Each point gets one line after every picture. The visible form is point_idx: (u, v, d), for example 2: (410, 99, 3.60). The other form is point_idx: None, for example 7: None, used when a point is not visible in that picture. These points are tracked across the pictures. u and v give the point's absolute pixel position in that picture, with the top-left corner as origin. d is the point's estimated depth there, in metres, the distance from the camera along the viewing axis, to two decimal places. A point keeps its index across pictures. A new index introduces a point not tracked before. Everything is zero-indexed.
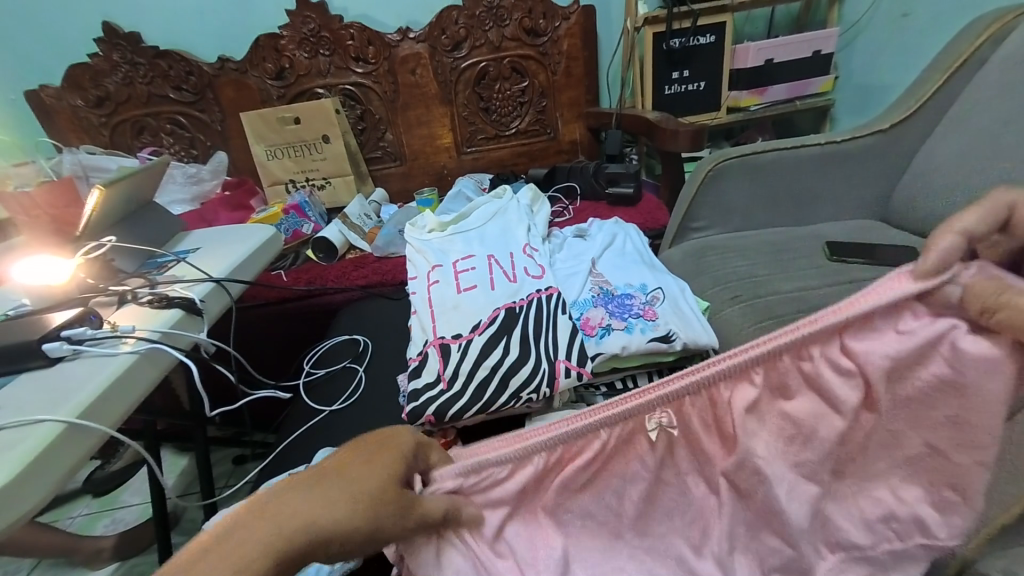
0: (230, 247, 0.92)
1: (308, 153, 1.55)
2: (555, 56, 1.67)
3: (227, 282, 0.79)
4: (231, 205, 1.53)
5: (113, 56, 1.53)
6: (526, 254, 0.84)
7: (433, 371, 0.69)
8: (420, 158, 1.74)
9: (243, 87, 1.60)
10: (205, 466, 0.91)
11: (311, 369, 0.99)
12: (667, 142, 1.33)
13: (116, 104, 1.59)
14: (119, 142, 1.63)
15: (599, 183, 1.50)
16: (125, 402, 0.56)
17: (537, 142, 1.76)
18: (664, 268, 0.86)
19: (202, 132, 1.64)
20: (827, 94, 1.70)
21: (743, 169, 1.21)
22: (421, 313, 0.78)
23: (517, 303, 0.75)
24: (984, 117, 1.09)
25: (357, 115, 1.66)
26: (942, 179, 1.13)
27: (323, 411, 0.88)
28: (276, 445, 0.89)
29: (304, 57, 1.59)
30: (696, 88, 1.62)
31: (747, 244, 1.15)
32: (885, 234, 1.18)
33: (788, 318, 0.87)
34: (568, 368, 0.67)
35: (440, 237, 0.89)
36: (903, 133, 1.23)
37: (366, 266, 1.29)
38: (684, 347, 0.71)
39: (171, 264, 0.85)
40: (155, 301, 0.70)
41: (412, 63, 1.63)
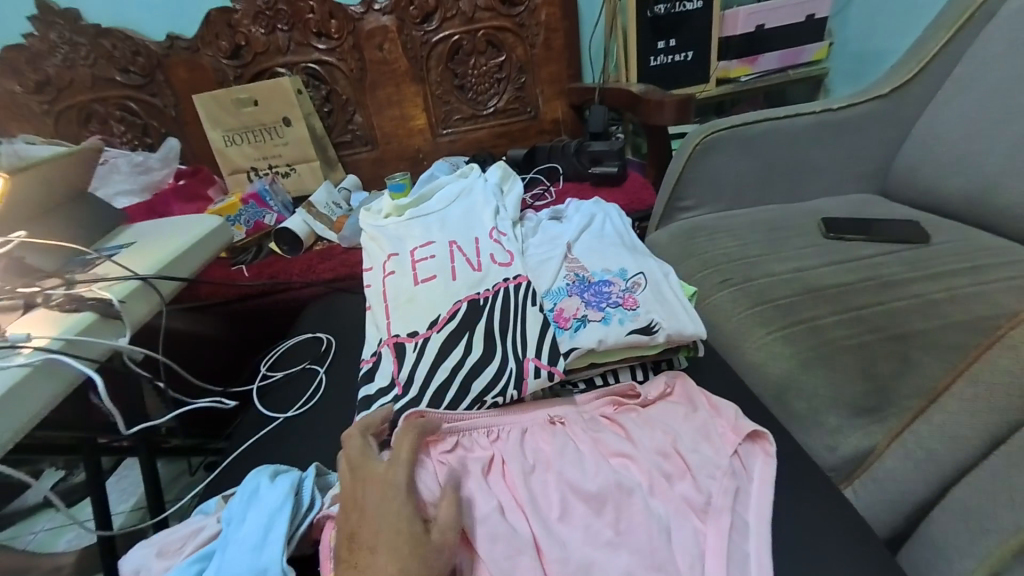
0: (168, 241, 0.83)
1: (269, 138, 1.44)
2: (533, 27, 1.56)
3: (156, 280, 0.71)
4: (186, 196, 1.43)
5: (49, 36, 1.40)
6: (493, 239, 0.76)
7: (387, 374, 0.62)
8: (393, 141, 1.63)
9: (195, 68, 1.47)
10: (153, 482, 0.83)
11: (268, 372, 0.91)
12: (651, 116, 1.24)
13: (57, 89, 1.45)
14: (65, 131, 1.50)
15: (581, 163, 1.41)
16: (13, 422, 0.49)
17: (517, 122, 1.66)
18: (646, 250, 0.79)
19: (156, 119, 1.51)
20: (820, 63, 1.61)
21: (734, 143, 1.13)
22: (376, 309, 0.71)
23: (481, 295, 0.68)
24: (989, 78, 1.01)
25: (322, 96, 1.55)
26: (944, 147, 1.06)
27: (277, 418, 0.80)
28: (226, 456, 0.81)
29: (261, 33, 1.47)
30: (684, 59, 1.52)
31: (739, 223, 1.07)
32: (884, 208, 1.11)
33: (782, 302, 0.80)
34: (537, 368, 0.60)
35: (398, 223, 0.81)
36: (903, 99, 1.15)
37: (333, 257, 1.19)
38: (667, 339, 0.64)
39: (97, 260, 0.77)
40: (65, 303, 0.62)
41: (379, 38, 1.50)
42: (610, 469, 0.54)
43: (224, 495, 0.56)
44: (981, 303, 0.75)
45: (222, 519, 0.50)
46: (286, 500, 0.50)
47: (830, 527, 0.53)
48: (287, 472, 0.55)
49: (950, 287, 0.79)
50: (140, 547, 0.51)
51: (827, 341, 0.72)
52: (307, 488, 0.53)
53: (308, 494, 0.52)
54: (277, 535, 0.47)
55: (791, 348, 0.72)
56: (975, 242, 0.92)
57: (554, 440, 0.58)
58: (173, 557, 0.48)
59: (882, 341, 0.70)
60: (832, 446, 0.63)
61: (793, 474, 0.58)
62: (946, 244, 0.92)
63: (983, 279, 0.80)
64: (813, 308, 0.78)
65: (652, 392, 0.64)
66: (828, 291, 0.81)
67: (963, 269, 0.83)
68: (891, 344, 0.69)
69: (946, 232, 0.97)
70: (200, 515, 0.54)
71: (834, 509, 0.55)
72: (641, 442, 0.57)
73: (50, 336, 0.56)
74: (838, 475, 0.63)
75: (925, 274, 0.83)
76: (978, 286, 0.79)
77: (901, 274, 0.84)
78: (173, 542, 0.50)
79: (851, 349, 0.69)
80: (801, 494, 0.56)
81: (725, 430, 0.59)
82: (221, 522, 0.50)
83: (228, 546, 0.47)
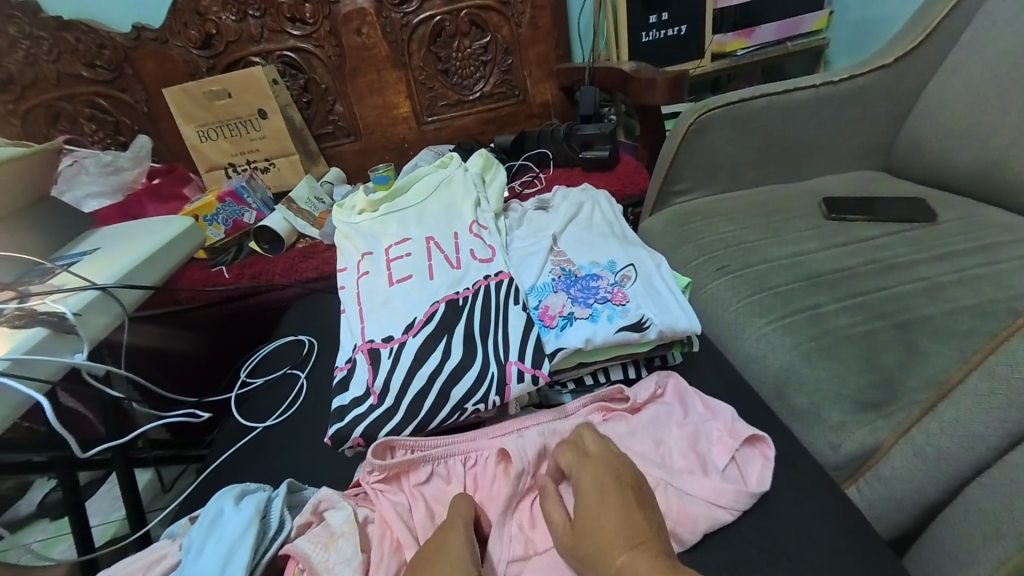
0: (132, 245, 0.79)
1: (245, 132, 1.38)
2: (518, 5, 1.48)
3: (116, 290, 0.67)
4: (162, 197, 1.38)
5: (9, 31, 1.33)
6: (474, 234, 0.72)
7: (362, 382, 0.59)
8: (376, 132, 1.57)
9: (165, 60, 1.40)
10: (131, 496, 0.81)
11: (248, 378, 0.88)
12: (643, 96, 1.18)
13: (22, 88, 1.39)
14: (34, 131, 1.44)
15: (572, 148, 1.35)
16: None
17: (505, 106, 1.59)
18: (637, 239, 0.74)
19: (127, 115, 1.45)
20: (820, 33, 1.54)
21: (730, 121, 1.07)
22: (350, 312, 0.67)
23: (460, 295, 0.63)
24: (1001, 43, 0.95)
25: (300, 86, 1.48)
26: (952, 118, 1.00)
27: (256, 428, 0.77)
28: (205, 468, 0.78)
29: (231, 20, 1.39)
30: (677, 33, 1.44)
31: (736, 206, 1.03)
32: (888, 185, 1.06)
33: (783, 289, 0.76)
34: (521, 372, 0.56)
35: (373, 219, 0.76)
36: (908, 68, 1.08)
37: (315, 256, 1.15)
38: (659, 335, 0.60)
39: (56, 269, 0.72)
40: (15, 319, 0.58)
41: (356, 22, 1.43)
42: None
43: (190, 517, 0.53)
44: (995, 285, 0.70)
45: (182, 548, 0.48)
46: (249, 526, 0.47)
47: (831, 531, 0.50)
48: (254, 492, 0.53)
49: (959, 268, 0.75)
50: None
51: (830, 330, 0.67)
52: (275, 509, 0.51)
53: (276, 516, 0.50)
54: (237, 567, 0.44)
55: (792, 339, 0.68)
56: (986, 219, 0.87)
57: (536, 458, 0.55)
58: None
59: (890, 329, 0.66)
60: (834, 445, 0.59)
61: (794, 475, 0.55)
62: (954, 222, 0.87)
63: (995, 258, 0.76)
64: (814, 295, 0.74)
65: (641, 394, 0.60)
66: (830, 276, 0.77)
67: (973, 249, 0.79)
68: (897, 332, 0.65)
69: (954, 210, 0.92)
70: (166, 539, 0.52)
71: (837, 512, 0.52)
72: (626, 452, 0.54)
73: None
74: (841, 474, 0.59)
75: (933, 255, 0.79)
76: (990, 266, 0.74)
77: (907, 256, 0.80)
78: (132, 572, 0.47)
79: (856, 338, 0.65)
80: (804, 498, 0.53)
81: (721, 433, 0.56)
82: (180, 552, 0.48)
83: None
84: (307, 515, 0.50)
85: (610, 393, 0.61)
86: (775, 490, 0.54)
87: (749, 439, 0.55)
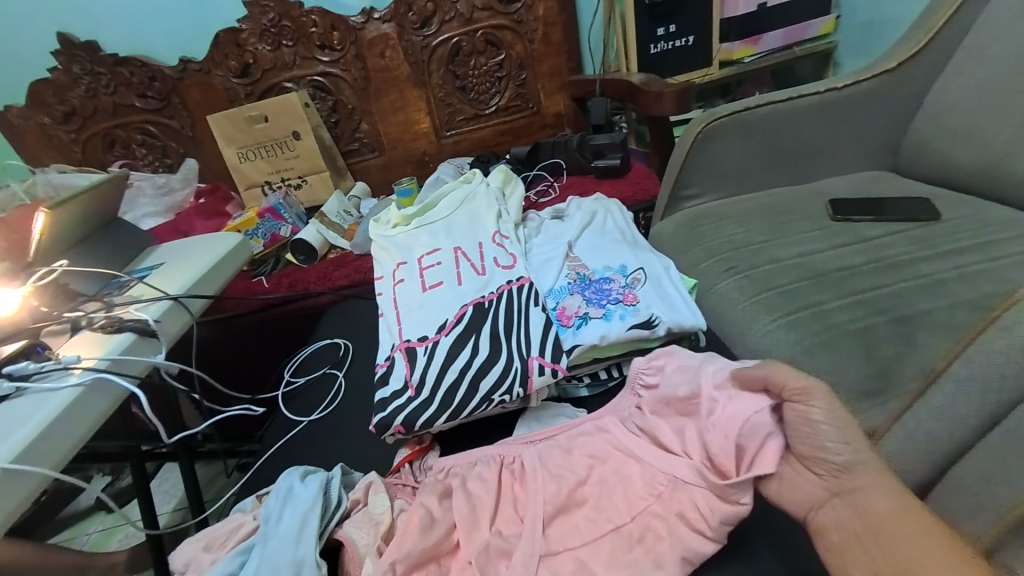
0: (192, 260, 0.88)
1: (280, 152, 1.50)
2: (531, 23, 1.56)
3: (186, 299, 0.77)
4: (206, 214, 1.50)
5: (72, 68, 1.48)
6: (496, 243, 0.79)
7: (401, 377, 0.66)
8: (399, 146, 1.66)
9: (208, 88, 1.53)
10: (192, 484, 0.90)
11: (292, 378, 0.96)
12: (651, 106, 1.23)
13: (83, 118, 1.54)
14: (92, 157, 1.59)
15: (584, 157, 1.42)
16: (71, 437, 0.55)
17: (519, 118, 1.67)
18: (647, 245, 0.80)
19: (174, 140, 1.58)
20: (828, 36, 1.56)
21: (736, 128, 1.12)
22: (388, 316, 0.74)
23: (486, 298, 0.71)
24: (1003, 45, 0.98)
25: (329, 107, 1.59)
26: (957, 119, 1.03)
27: (302, 422, 0.85)
28: (257, 459, 0.87)
29: (267, 50, 1.51)
30: (685, 43, 1.49)
31: (744, 210, 1.07)
32: (895, 185, 1.09)
33: (787, 288, 0.81)
34: (542, 366, 0.63)
35: (404, 232, 0.85)
36: (912, 70, 1.11)
37: (347, 265, 1.24)
38: (668, 332, 0.66)
39: (131, 282, 0.83)
40: (107, 325, 0.67)
41: (380, 46, 1.53)
42: (627, 486, 0.54)
43: (259, 494, 0.62)
44: (993, 279, 0.73)
45: (260, 516, 0.55)
46: (316, 499, 0.55)
47: None
48: (315, 472, 0.60)
49: (961, 265, 0.78)
50: (187, 543, 0.56)
51: (832, 325, 0.72)
52: (334, 487, 0.58)
53: (335, 493, 0.57)
54: (311, 532, 0.52)
55: (795, 334, 0.73)
56: (990, 216, 0.89)
57: (567, 453, 0.59)
58: (218, 551, 0.54)
59: (887, 323, 0.70)
60: None
61: None
62: (958, 220, 0.90)
63: (996, 254, 0.79)
64: (817, 292, 0.78)
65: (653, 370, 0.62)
66: (834, 275, 0.81)
67: (974, 246, 0.82)
68: (897, 326, 0.69)
69: (959, 207, 0.95)
70: (238, 513, 0.60)
71: None
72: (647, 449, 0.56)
73: (96, 357, 0.62)
74: None
75: (936, 252, 0.82)
76: (991, 262, 0.77)
77: (910, 254, 0.83)
78: (217, 538, 0.55)
79: (856, 333, 0.70)
80: None
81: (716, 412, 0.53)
82: (258, 519, 0.56)
83: (267, 540, 0.52)
84: (357, 496, 0.58)
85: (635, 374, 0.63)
86: None
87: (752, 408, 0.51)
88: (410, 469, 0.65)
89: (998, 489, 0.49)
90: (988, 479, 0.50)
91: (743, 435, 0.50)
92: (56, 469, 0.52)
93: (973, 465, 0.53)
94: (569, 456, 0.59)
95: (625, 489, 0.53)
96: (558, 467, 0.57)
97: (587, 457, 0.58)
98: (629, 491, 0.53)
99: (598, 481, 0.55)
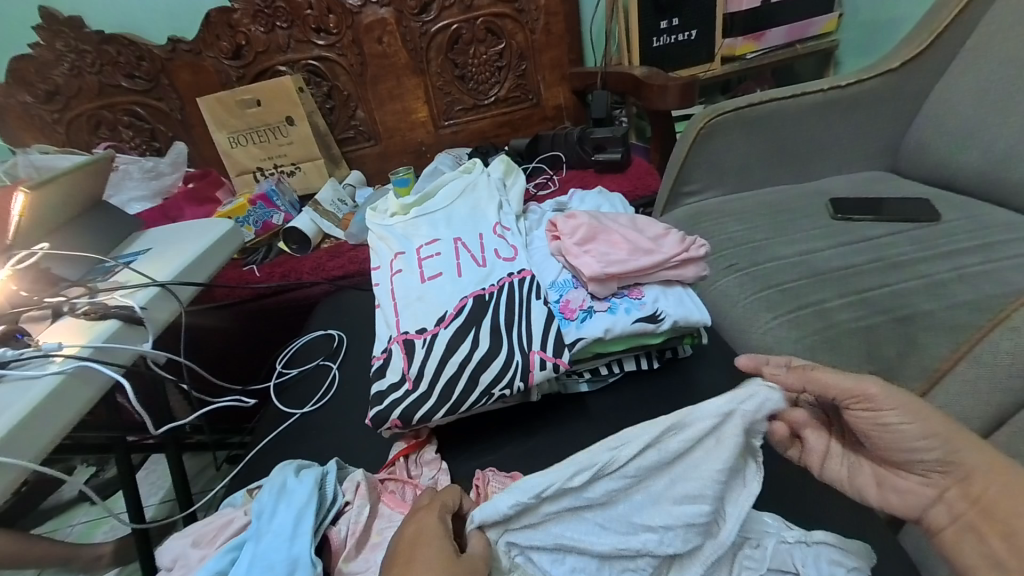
0: (182, 246, 0.85)
1: (273, 138, 1.46)
2: (532, 12, 1.53)
3: (174, 286, 0.74)
4: (196, 199, 1.46)
5: (55, 45, 1.41)
6: (497, 235, 0.77)
7: (398, 370, 0.64)
8: (395, 136, 1.63)
9: (199, 70, 1.48)
10: (180, 477, 0.87)
11: (283, 369, 0.94)
12: (655, 100, 1.21)
13: (66, 98, 1.48)
14: (76, 139, 1.53)
15: (585, 151, 1.40)
16: (54, 426, 0.53)
17: (519, 110, 1.64)
18: (656, 223, 0.76)
19: (163, 123, 1.53)
20: (830, 35, 1.56)
21: (740, 124, 1.11)
22: (385, 307, 0.73)
23: (487, 290, 0.69)
24: (1012, 43, 0.97)
25: (324, 93, 1.55)
26: (961, 119, 1.02)
27: (295, 414, 0.83)
28: (248, 451, 0.84)
29: (261, 31, 1.46)
30: (688, 38, 1.48)
31: (746, 207, 1.06)
32: (895, 186, 1.09)
33: (789, 286, 0.80)
34: (543, 360, 0.61)
35: (403, 221, 0.83)
36: (916, 71, 1.11)
37: (341, 255, 1.21)
38: (673, 327, 0.65)
39: (117, 268, 0.80)
40: (91, 313, 0.65)
41: (377, 31, 1.49)
42: (622, 234, 0.72)
43: (250, 489, 0.60)
44: (993, 281, 0.74)
45: (251, 512, 0.54)
46: (312, 495, 0.54)
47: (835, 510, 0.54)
48: (310, 467, 0.59)
49: (963, 266, 0.78)
50: (175, 538, 0.55)
51: (833, 324, 0.72)
52: (329, 483, 0.57)
53: (331, 489, 0.56)
54: (308, 527, 0.51)
55: (798, 331, 0.72)
56: (989, 218, 0.90)
57: (617, 252, 0.70)
58: (208, 547, 0.52)
59: (890, 323, 0.70)
60: None
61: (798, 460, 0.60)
62: (957, 221, 0.91)
63: (994, 256, 0.79)
64: (819, 291, 0.78)
65: (674, 250, 0.69)
66: (836, 273, 0.81)
67: (974, 247, 0.82)
68: (898, 326, 0.69)
69: (959, 208, 0.95)
70: (229, 508, 0.58)
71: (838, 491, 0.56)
72: (631, 253, 0.69)
73: (80, 345, 0.59)
74: None
75: (937, 253, 0.82)
76: (991, 264, 0.77)
77: (911, 254, 0.83)
78: (206, 533, 0.54)
79: (858, 332, 0.70)
80: None
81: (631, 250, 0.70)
82: (249, 514, 0.54)
83: (259, 536, 0.50)
84: (349, 497, 0.56)
85: (673, 262, 0.69)
86: None
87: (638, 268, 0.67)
88: (405, 463, 0.64)
89: None
90: None
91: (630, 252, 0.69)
92: (37, 461, 0.50)
93: None
94: (638, 253, 0.69)
95: (632, 250, 0.70)
96: (612, 259, 0.68)
97: (618, 243, 0.71)
98: (633, 252, 0.69)
99: (641, 248, 0.70)
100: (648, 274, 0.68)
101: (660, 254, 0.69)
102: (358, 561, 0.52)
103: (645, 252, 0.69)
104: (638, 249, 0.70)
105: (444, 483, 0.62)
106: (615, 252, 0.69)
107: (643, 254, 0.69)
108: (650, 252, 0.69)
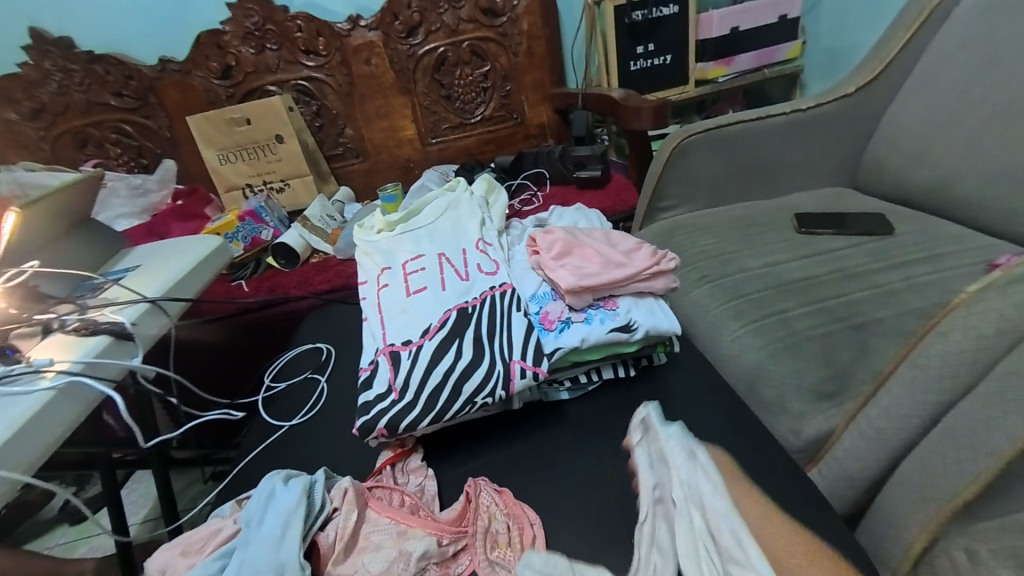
0: (171, 263, 0.87)
1: (262, 155, 1.49)
2: (515, 36, 1.60)
3: (163, 302, 0.76)
4: (184, 216, 1.47)
5: (43, 64, 1.43)
6: (480, 250, 0.81)
7: (384, 381, 0.67)
8: (383, 153, 1.67)
9: (188, 89, 1.51)
10: (165, 492, 0.87)
11: (271, 383, 0.95)
12: (630, 121, 1.28)
13: (53, 115, 1.49)
14: (62, 156, 1.54)
15: (567, 168, 1.45)
16: (43, 441, 0.54)
17: (504, 128, 1.70)
18: (630, 237, 0.81)
19: (150, 140, 1.55)
20: (794, 60, 1.66)
21: (710, 144, 1.18)
22: (371, 320, 0.75)
23: (469, 303, 0.72)
24: (950, 72, 1.06)
25: (313, 112, 1.59)
26: (909, 141, 1.11)
27: (282, 426, 0.84)
28: (235, 465, 0.85)
29: (250, 52, 1.50)
30: (662, 62, 1.56)
31: (717, 222, 1.12)
32: (855, 201, 1.16)
33: (755, 296, 0.85)
34: (523, 369, 0.65)
35: (389, 237, 0.86)
36: (869, 96, 1.20)
37: (329, 269, 1.24)
38: (645, 336, 0.69)
39: (105, 285, 0.81)
40: (80, 328, 0.66)
41: (366, 53, 1.55)
42: (597, 250, 0.77)
43: (237, 500, 0.62)
44: (936, 290, 0.80)
45: (240, 520, 0.56)
46: (300, 502, 0.56)
47: (799, 505, 0.58)
48: (298, 476, 0.61)
49: (911, 276, 0.84)
50: (163, 548, 0.56)
51: (793, 332, 0.77)
52: (317, 491, 0.59)
53: (319, 496, 0.58)
54: (296, 533, 0.52)
55: (762, 339, 0.77)
56: (937, 231, 0.97)
57: (593, 266, 0.74)
58: (196, 556, 0.54)
59: (844, 330, 0.75)
60: (796, 430, 0.70)
61: (761, 457, 0.63)
62: (909, 234, 0.97)
63: (940, 267, 0.86)
64: (782, 301, 0.83)
65: (647, 262, 0.74)
66: (797, 284, 0.86)
67: (922, 258, 0.89)
68: (851, 333, 0.75)
69: (911, 223, 1.02)
70: (217, 517, 0.60)
71: (799, 487, 0.60)
72: (605, 268, 0.73)
73: (69, 361, 0.61)
74: (804, 456, 0.69)
75: (889, 264, 0.88)
76: (936, 275, 0.84)
77: (866, 265, 0.89)
78: (195, 543, 0.55)
79: (815, 339, 0.75)
80: (771, 476, 0.61)
81: (607, 265, 0.74)
82: (238, 522, 0.56)
83: (249, 543, 0.52)
84: (336, 503, 0.58)
85: (647, 275, 0.74)
86: (743, 465, 0.62)
87: (613, 282, 0.72)
88: (391, 471, 0.66)
89: (937, 480, 0.53)
90: (929, 472, 0.54)
91: (605, 267, 0.73)
92: (27, 474, 0.51)
93: (917, 459, 0.56)
94: (612, 268, 0.73)
95: (607, 264, 0.74)
96: (587, 274, 0.72)
97: (593, 258, 0.75)
98: (607, 267, 0.73)
99: (615, 264, 0.74)
100: (623, 286, 0.73)
101: (633, 267, 0.73)
102: (345, 565, 0.54)
103: (618, 266, 0.73)
104: (612, 264, 0.74)
105: (430, 488, 0.64)
106: (590, 268, 0.73)
107: (617, 268, 0.73)
108: (623, 266, 0.73)
